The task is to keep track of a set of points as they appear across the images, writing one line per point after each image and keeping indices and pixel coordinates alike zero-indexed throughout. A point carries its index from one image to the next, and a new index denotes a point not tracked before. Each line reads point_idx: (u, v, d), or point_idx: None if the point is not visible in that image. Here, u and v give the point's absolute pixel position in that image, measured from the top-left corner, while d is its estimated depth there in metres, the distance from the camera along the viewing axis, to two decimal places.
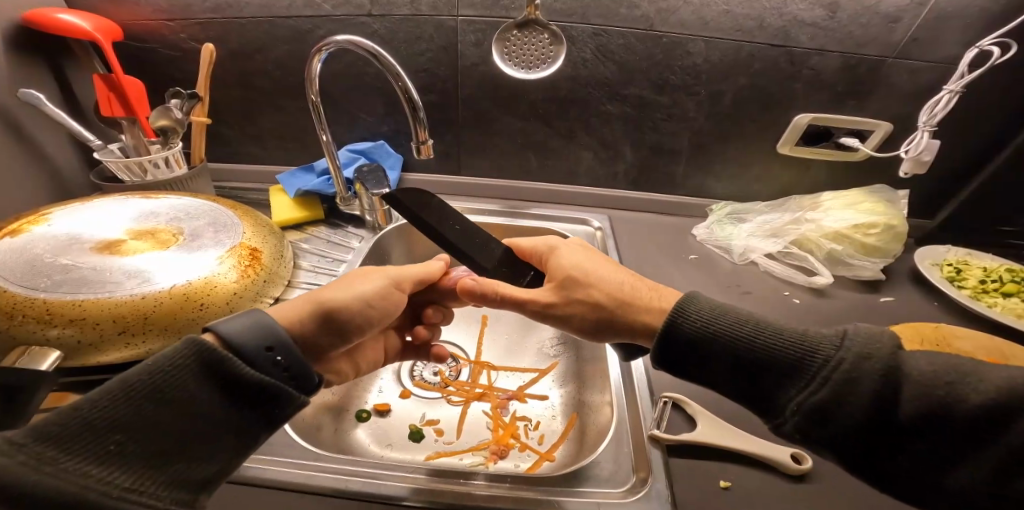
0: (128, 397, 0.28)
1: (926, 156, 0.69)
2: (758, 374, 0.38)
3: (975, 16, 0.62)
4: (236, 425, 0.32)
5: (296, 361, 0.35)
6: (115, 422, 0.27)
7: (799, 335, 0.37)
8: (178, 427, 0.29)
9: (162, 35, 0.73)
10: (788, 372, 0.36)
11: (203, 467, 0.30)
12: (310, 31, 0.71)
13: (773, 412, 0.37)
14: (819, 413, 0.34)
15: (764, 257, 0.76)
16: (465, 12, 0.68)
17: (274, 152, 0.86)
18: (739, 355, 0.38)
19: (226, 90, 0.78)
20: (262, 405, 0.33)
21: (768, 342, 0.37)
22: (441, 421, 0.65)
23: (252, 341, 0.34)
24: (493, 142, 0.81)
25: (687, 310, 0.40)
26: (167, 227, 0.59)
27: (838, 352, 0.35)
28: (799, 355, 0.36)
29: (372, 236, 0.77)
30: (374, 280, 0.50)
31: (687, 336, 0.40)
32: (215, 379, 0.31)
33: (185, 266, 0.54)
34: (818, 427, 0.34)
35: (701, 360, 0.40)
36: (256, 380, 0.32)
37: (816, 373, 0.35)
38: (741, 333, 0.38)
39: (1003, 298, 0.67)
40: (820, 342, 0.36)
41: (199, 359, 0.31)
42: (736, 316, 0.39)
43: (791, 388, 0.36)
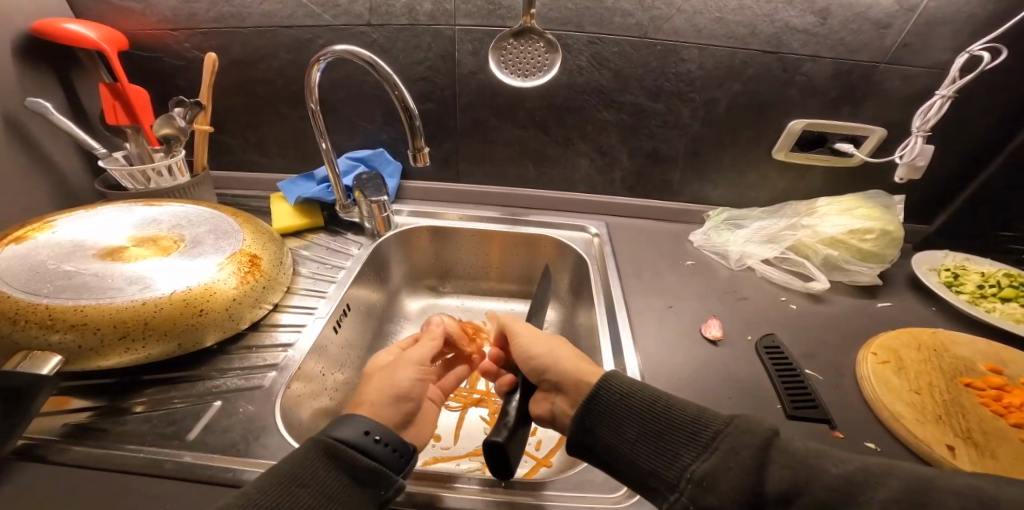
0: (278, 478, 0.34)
1: (921, 162, 0.70)
2: (661, 445, 0.39)
3: (964, 21, 0.63)
4: (357, 500, 0.36)
5: (392, 437, 0.40)
6: (272, 500, 0.33)
7: (697, 412, 0.39)
8: (321, 502, 0.34)
9: (166, 45, 0.75)
10: (688, 441, 0.38)
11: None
12: (310, 41, 0.72)
13: (668, 483, 0.37)
14: (710, 477, 0.35)
15: (761, 263, 0.76)
16: (463, 21, 0.69)
17: (276, 160, 0.87)
18: (646, 424, 0.40)
19: (229, 99, 0.80)
20: (371, 483, 0.37)
21: (671, 416, 0.39)
22: (439, 427, 0.66)
23: (354, 428, 0.39)
24: (491, 151, 0.82)
25: (610, 382, 0.43)
26: (168, 234, 0.60)
27: (727, 426, 0.37)
28: (695, 425, 0.38)
29: (370, 243, 0.78)
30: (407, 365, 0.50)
31: (607, 403, 0.42)
32: (338, 459, 0.37)
33: (185, 272, 0.54)
34: (708, 493, 0.35)
35: (616, 425, 0.41)
36: (366, 458, 0.37)
37: (710, 442, 0.36)
38: (651, 406, 0.41)
39: (1001, 303, 0.67)
40: (715, 417, 0.38)
41: (323, 446, 0.37)
42: (650, 391, 0.42)
43: (689, 456, 0.37)
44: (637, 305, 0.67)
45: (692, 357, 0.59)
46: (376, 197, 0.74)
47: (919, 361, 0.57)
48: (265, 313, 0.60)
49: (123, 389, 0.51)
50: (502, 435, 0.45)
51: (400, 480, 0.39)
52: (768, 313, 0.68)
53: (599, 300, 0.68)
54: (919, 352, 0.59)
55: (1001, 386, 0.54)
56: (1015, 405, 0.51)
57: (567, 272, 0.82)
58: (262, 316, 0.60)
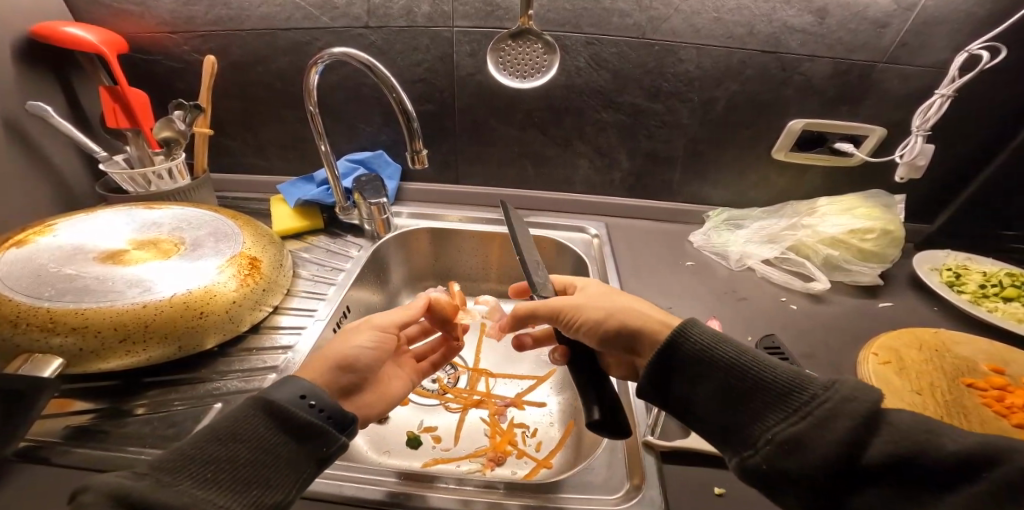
0: (213, 437, 0.33)
1: (921, 160, 0.70)
2: (743, 403, 0.38)
3: (963, 20, 0.63)
4: (294, 459, 0.35)
5: (330, 403, 0.39)
6: (203, 457, 0.32)
7: (793, 372, 0.37)
8: (253, 460, 0.34)
9: (166, 47, 0.75)
10: (774, 402, 0.36)
11: (272, 494, 0.33)
12: (308, 43, 0.73)
13: (745, 441, 0.37)
14: (796, 441, 0.34)
15: (761, 263, 0.76)
16: (460, 23, 0.69)
17: (276, 163, 0.87)
18: (731, 381, 0.39)
19: (228, 101, 0.80)
20: (312, 442, 0.37)
21: (761, 375, 0.38)
22: (439, 428, 0.66)
23: (290, 390, 0.37)
24: (490, 152, 0.82)
25: (690, 333, 0.41)
26: (168, 237, 0.60)
27: (824, 392, 0.35)
28: (787, 386, 0.36)
29: (370, 245, 0.78)
30: (368, 329, 0.49)
31: (689, 355, 0.41)
32: (277, 420, 0.36)
33: (186, 275, 0.55)
34: (789, 458, 0.34)
35: (696, 378, 0.40)
36: (305, 421, 0.36)
37: (800, 406, 0.35)
38: (739, 362, 0.39)
39: (1003, 302, 0.67)
40: (812, 381, 0.36)
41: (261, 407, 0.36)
42: (737, 348, 0.40)
43: (773, 418, 0.36)
44: None
45: None
46: (375, 198, 0.74)
47: (921, 362, 0.57)
48: (266, 315, 0.61)
49: (124, 391, 0.51)
50: (599, 412, 0.45)
51: (342, 439, 0.38)
52: (768, 313, 0.68)
53: None
54: (920, 352, 0.58)
55: (1004, 386, 0.54)
56: (1019, 406, 0.51)
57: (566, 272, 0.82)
58: (262, 318, 0.60)
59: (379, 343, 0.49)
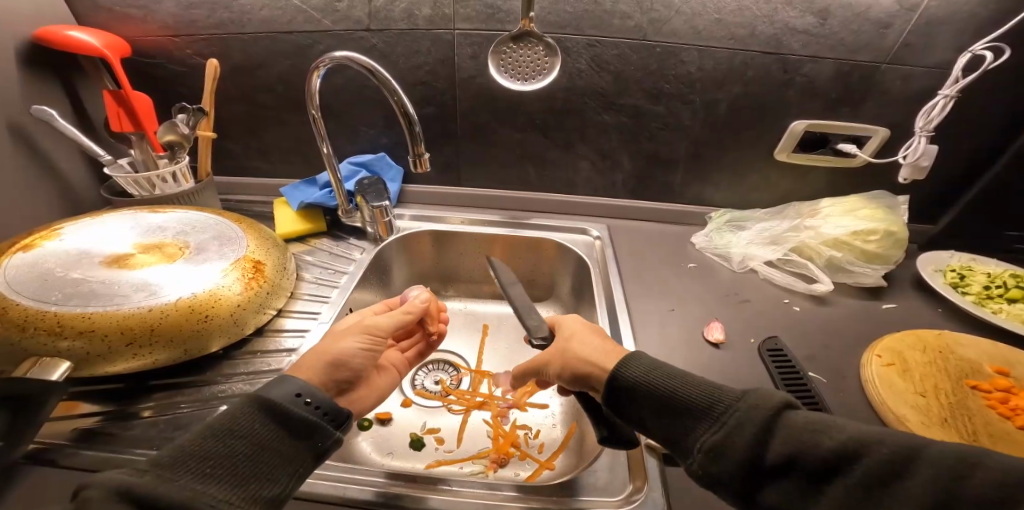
0: (212, 432, 0.33)
1: (926, 162, 0.69)
2: (675, 420, 0.38)
3: (966, 21, 0.62)
4: (291, 453, 0.36)
5: (326, 400, 0.39)
6: (204, 452, 0.32)
7: (710, 387, 0.38)
8: (253, 455, 0.33)
9: (169, 51, 0.75)
10: (699, 415, 0.37)
11: (272, 487, 0.33)
12: (310, 46, 0.73)
13: (683, 452, 0.38)
14: (721, 447, 0.35)
15: (763, 265, 0.76)
16: (462, 25, 0.69)
17: (279, 166, 0.88)
18: (663, 400, 0.39)
19: (231, 105, 0.80)
20: (309, 436, 0.37)
21: (687, 395, 0.38)
22: (442, 430, 0.66)
23: (285, 389, 0.38)
24: (492, 155, 0.82)
25: (627, 365, 0.42)
26: (173, 241, 0.60)
27: (737, 401, 0.37)
28: (709, 400, 0.37)
29: (372, 248, 0.78)
30: (355, 330, 0.48)
31: (629, 385, 0.41)
32: (273, 417, 0.36)
33: (190, 279, 0.55)
34: (716, 462, 0.35)
35: (636, 402, 0.41)
36: (302, 416, 0.37)
37: (721, 417, 0.36)
38: (668, 385, 0.39)
39: (1008, 304, 0.67)
40: (726, 393, 0.38)
41: (259, 404, 0.36)
42: (666, 370, 0.41)
43: (699, 430, 0.37)
44: (639, 307, 0.67)
45: (695, 361, 0.59)
46: (378, 202, 0.74)
47: (925, 364, 0.57)
48: (269, 319, 0.61)
49: (132, 394, 0.52)
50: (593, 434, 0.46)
51: (338, 434, 0.38)
52: (770, 315, 0.68)
53: (601, 304, 0.69)
54: (924, 354, 0.58)
55: (1008, 388, 0.54)
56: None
57: (568, 274, 0.82)
58: (266, 322, 0.60)
59: (369, 343, 0.48)
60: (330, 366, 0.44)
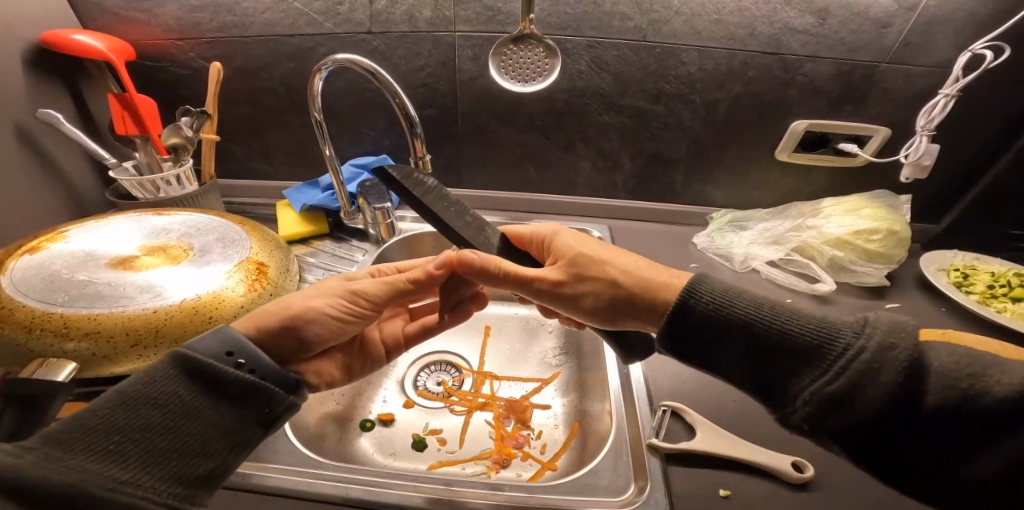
0: (124, 404, 0.32)
1: (927, 160, 0.69)
2: (768, 353, 0.38)
3: (966, 20, 0.62)
4: (224, 424, 0.35)
5: (259, 361, 0.39)
6: (111, 426, 0.31)
7: (820, 322, 0.37)
8: (174, 427, 0.32)
9: (172, 54, 0.76)
10: (808, 358, 0.36)
11: (202, 465, 0.33)
12: (312, 49, 0.74)
13: (783, 401, 0.37)
14: (837, 399, 0.34)
15: (765, 265, 0.75)
16: (462, 27, 0.69)
17: (281, 168, 0.88)
18: (750, 327, 0.38)
19: (234, 108, 0.81)
20: (251, 405, 0.36)
21: (784, 326, 0.37)
22: (444, 431, 0.66)
23: (217, 347, 0.38)
24: (493, 156, 0.83)
25: (699, 291, 0.41)
26: (177, 242, 0.61)
27: (860, 338, 0.35)
28: (819, 344, 0.36)
29: (375, 249, 0.79)
30: (335, 291, 0.49)
31: (700, 315, 0.40)
32: (201, 384, 0.35)
33: (196, 280, 0.55)
34: (831, 417, 0.34)
35: (716, 339, 0.40)
36: (239, 380, 0.36)
37: (834, 362, 0.35)
38: (759, 317, 0.38)
39: (1012, 303, 0.66)
40: (845, 330, 0.36)
41: (184, 370, 0.35)
42: (750, 300, 0.40)
43: (811, 375, 0.35)
44: None
45: None
46: (380, 203, 0.75)
47: None
48: None
49: None
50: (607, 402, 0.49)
51: (288, 399, 0.38)
52: None
53: None
54: None
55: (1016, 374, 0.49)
56: None
57: None
58: None
59: (340, 309, 0.49)
60: (282, 328, 0.45)
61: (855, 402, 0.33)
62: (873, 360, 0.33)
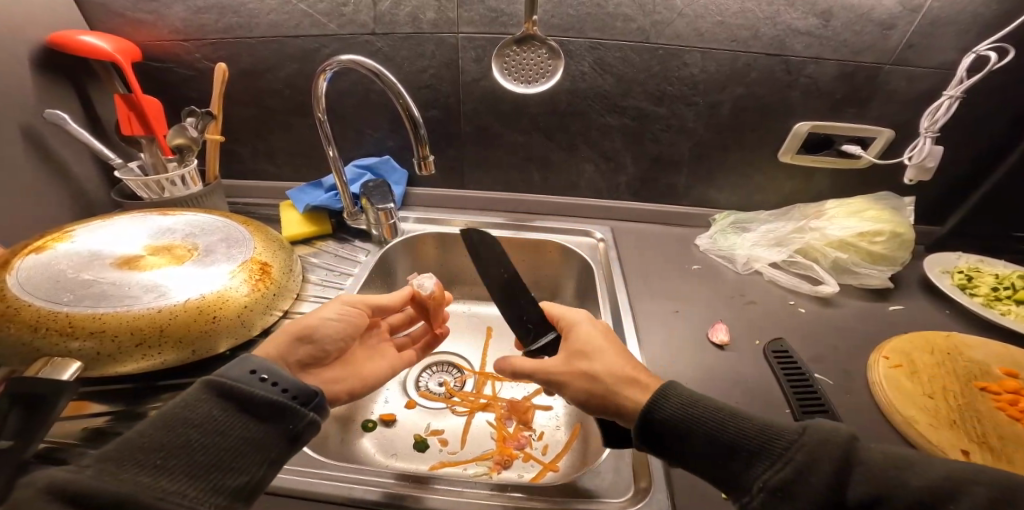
0: (162, 424, 0.32)
1: (930, 163, 0.70)
2: (727, 459, 0.36)
3: (970, 20, 0.62)
4: (256, 440, 0.35)
5: (282, 376, 0.39)
6: (153, 444, 0.31)
7: (767, 420, 0.37)
8: (209, 443, 0.33)
9: (177, 55, 0.77)
10: (757, 453, 0.35)
11: (237, 478, 0.33)
12: (316, 50, 0.74)
13: (737, 491, 0.36)
14: (785, 487, 0.33)
15: (768, 266, 0.75)
16: (465, 29, 0.70)
17: (285, 169, 0.89)
18: (712, 435, 0.37)
19: (238, 109, 0.81)
20: (279, 420, 0.36)
21: (737, 431, 0.37)
22: (446, 432, 0.66)
23: (242, 366, 0.38)
24: (496, 157, 0.83)
25: (666, 394, 0.40)
26: (182, 242, 0.61)
27: (800, 436, 0.35)
28: (768, 434, 0.36)
29: (378, 250, 0.79)
30: (336, 301, 0.53)
31: (668, 420, 0.39)
32: (231, 402, 0.35)
33: (199, 280, 0.56)
34: (780, 504, 0.33)
35: (681, 438, 0.38)
36: (265, 397, 0.36)
37: (782, 453, 0.34)
38: (715, 419, 0.38)
39: (1017, 306, 0.66)
40: (786, 428, 0.36)
41: (215, 392, 0.35)
42: (709, 402, 0.39)
43: (758, 468, 0.35)
44: (644, 310, 0.67)
45: (700, 362, 0.59)
46: (383, 204, 0.75)
47: (932, 365, 0.56)
48: (276, 320, 0.61)
49: (141, 395, 0.52)
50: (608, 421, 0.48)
51: (311, 415, 0.38)
52: (773, 316, 0.68)
53: (607, 304, 0.69)
54: (930, 356, 0.57)
55: (1017, 390, 0.52)
56: None
57: (572, 276, 0.82)
58: (272, 323, 0.61)
59: (344, 312, 0.52)
60: (293, 338, 0.47)
61: (799, 492, 0.33)
62: (813, 451, 0.33)
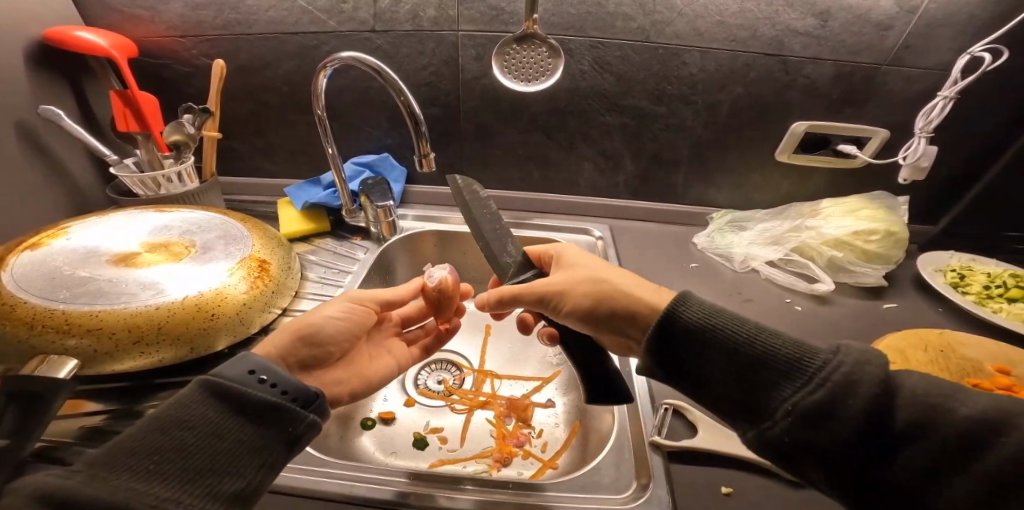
0: (158, 429, 0.32)
1: (925, 162, 0.70)
2: (749, 373, 0.36)
3: (966, 21, 0.63)
4: (253, 443, 0.35)
5: (281, 378, 0.39)
6: (147, 447, 0.31)
7: (797, 342, 0.36)
8: (205, 447, 0.33)
9: (175, 52, 0.76)
10: (786, 373, 0.35)
11: (234, 482, 0.32)
12: (316, 48, 0.73)
13: (759, 414, 0.36)
14: (817, 409, 0.33)
15: (764, 265, 0.76)
16: (466, 27, 0.70)
17: (283, 167, 0.88)
18: (734, 349, 0.37)
19: (237, 106, 0.81)
20: (277, 423, 0.36)
21: (764, 346, 0.36)
22: (445, 429, 0.66)
23: (241, 367, 0.38)
24: (495, 155, 0.83)
25: (689, 305, 0.40)
26: (179, 240, 0.61)
27: (835, 356, 0.34)
28: (800, 356, 0.35)
29: (376, 247, 0.79)
30: (339, 301, 0.52)
31: (689, 334, 0.39)
32: (228, 405, 0.35)
33: (198, 277, 0.55)
34: (810, 428, 0.33)
35: (702, 353, 0.39)
36: (264, 399, 0.36)
37: (814, 373, 0.34)
38: (739, 333, 0.38)
39: (1009, 304, 0.67)
40: (817, 351, 0.35)
41: (212, 394, 0.35)
42: (736, 318, 0.39)
43: (787, 388, 0.34)
44: None
45: None
46: (382, 202, 0.75)
47: (926, 363, 0.57)
48: (274, 318, 0.61)
49: (138, 394, 0.52)
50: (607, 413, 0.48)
51: (311, 416, 0.38)
52: (770, 314, 0.68)
53: None
54: (925, 353, 0.58)
55: (1010, 386, 0.53)
56: None
57: None
58: (271, 321, 0.60)
59: (346, 311, 0.52)
60: (295, 338, 0.47)
61: (838, 414, 0.32)
62: (850, 373, 0.33)
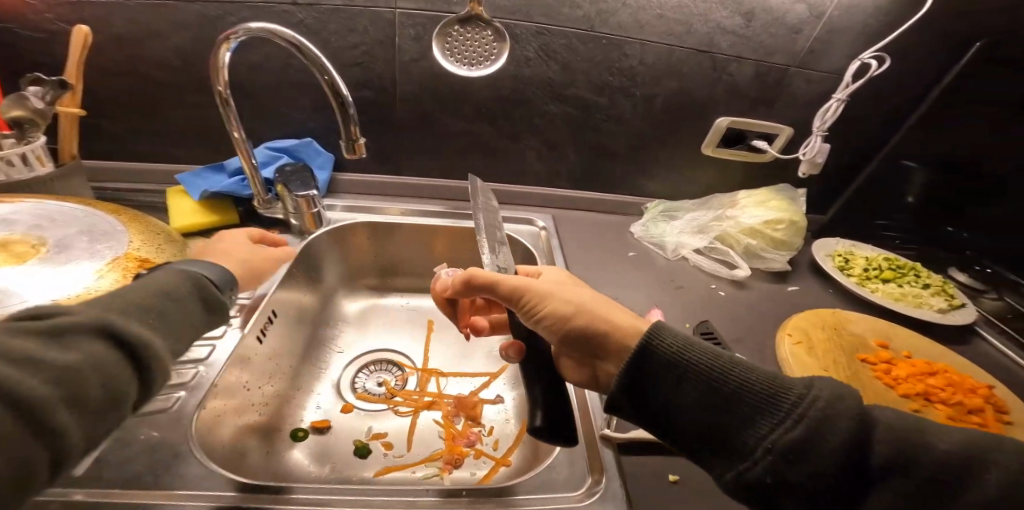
0: (3, 357, 0.26)
1: (819, 158, 0.78)
2: (725, 408, 0.33)
3: (860, 30, 0.71)
4: (118, 398, 0.30)
5: (165, 335, 0.35)
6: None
7: (774, 375, 0.33)
8: (69, 389, 0.27)
9: (21, 14, 0.60)
10: (763, 409, 0.32)
11: (83, 436, 0.28)
12: (219, 18, 0.62)
13: (734, 453, 0.33)
14: (800, 449, 0.30)
15: (692, 253, 0.81)
16: (403, 4, 0.63)
17: (177, 152, 0.75)
18: (705, 381, 0.34)
19: (112, 79, 0.66)
20: (145, 382, 0.33)
21: (739, 379, 0.34)
22: (389, 434, 0.63)
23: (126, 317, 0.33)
24: (434, 142, 0.77)
25: (659, 334, 0.37)
26: (20, 236, 0.46)
27: (813, 389, 0.32)
28: (776, 389, 0.32)
29: (298, 241, 0.71)
30: None
31: (658, 364, 0.36)
32: (104, 350, 0.30)
33: (54, 280, 0.42)
34: (791, 467, 0.30)
35: (673, 384, 0.35)
36: (152, 357, 0.33)
37: (793, 410, 0.31)
38: (711, 365, 0.35)
39: (882, 283, 0.80)
40: (795, 383, 0.33)
41: (86, 334, 0.30)
42: (707, 348, 0.36)
43: (764, 427, 0.32)
44: None
45: None
46: (304, 191, 0.67)
47: (825, 340, 0.65)
48: None
49: None
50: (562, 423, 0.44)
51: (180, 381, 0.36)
52: (698, 301, 0.73)
53: None
54: (823, 331, 0.67)
55: (889, 360, 0.63)
56: (903, 377, 0.60)
57: None
58: None
59: None
60: None
61: (818, 456, 0.29)
62: (829, 407, 0.30)
